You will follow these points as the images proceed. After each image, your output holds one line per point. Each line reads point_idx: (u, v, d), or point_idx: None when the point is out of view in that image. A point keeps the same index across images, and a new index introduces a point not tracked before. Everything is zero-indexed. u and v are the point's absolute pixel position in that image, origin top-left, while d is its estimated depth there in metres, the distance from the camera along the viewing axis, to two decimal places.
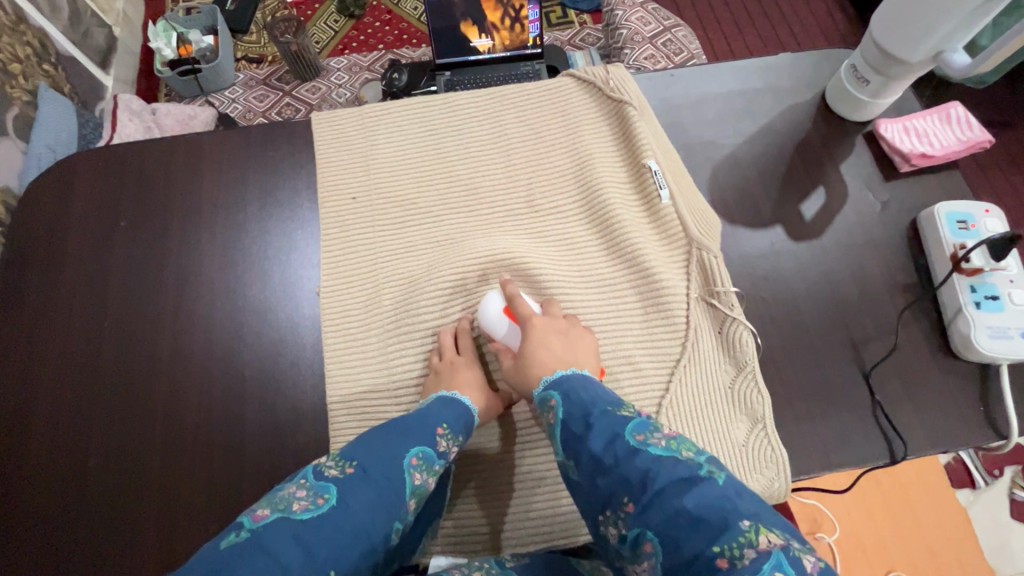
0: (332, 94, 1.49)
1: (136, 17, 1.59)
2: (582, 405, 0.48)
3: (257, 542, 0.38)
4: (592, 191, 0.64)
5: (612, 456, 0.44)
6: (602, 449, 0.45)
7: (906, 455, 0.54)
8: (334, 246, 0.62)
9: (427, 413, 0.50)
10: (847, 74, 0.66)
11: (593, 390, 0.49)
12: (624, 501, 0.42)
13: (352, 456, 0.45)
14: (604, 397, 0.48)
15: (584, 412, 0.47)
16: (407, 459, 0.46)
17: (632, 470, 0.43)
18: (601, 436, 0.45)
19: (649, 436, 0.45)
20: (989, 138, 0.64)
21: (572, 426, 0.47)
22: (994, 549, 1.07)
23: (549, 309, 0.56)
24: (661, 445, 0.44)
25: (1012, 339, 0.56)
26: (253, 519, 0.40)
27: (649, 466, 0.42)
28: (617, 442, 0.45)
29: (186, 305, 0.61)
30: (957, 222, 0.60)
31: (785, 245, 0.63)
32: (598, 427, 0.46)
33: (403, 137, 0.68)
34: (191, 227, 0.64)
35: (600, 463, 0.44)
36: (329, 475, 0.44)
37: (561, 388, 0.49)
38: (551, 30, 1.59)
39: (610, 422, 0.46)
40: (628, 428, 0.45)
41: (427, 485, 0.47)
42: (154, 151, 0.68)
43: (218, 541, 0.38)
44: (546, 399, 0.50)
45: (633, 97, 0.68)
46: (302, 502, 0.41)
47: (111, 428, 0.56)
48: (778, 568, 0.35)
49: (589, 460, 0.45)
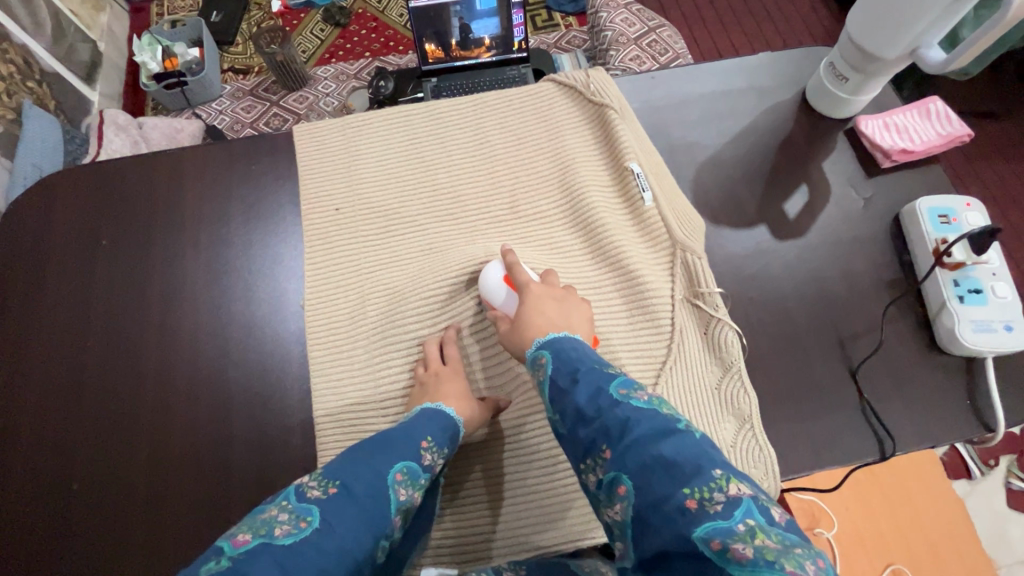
0: (319, 103, 1.49)
1: (121, 32, 1.59)
2: (569, 361, 0.47)
3: (239, 568, 0.37)
4: (575, 195, 0.64)
5: (595, 408, 0.43)
6: (587, 401, 0.44)
7: (894, 451, 0.54)
8: (318, 258, 0.62)
9: (412, 427, 0.49)
10: (826, 71, 0.66)
11: (583, 351, 0.48)
12: (602, 448, 0.42)
13: (336, 476, 0.45)
14: (592, 358, 0.48)
15: (571, 369, 0.46)
16: (392, 475, 0.46)
17: (613, 419, 0.42)
18: (586, 389, 0.44)
19: (632, 392, 0.44)
20: (968, 131, 0.65)
21: (558, 381, 0.46)
22: (992, 540, 1.08)
23: (546, 278, 0.56)
24: (644, 399, 0.43)
25: (995, 332, 0.56)
26: (233, 545, 0.39)
27: (629, 416, 0.42)
28: (601, 396, 0.44)
29: (171, 322, 0.60)
30: (939, 216, 0.61)
31: (770, 244, 0.63)
32: (584, 382, 0.45)
33: (385, 146, 0.68)
34: (175, 242, 0.64)
35: (581, 414, 0.44)
36: (312, 496, 0.43)
37: (552, 346, 0.49)
38: (536, 33, 1.59)
39: (596, 377, 0.45)
40: (612, 382, 0.45)
41: (413, 500, 0.47)
42: (137, 167, 0.68)
43: (197, 568, 0.37)
44: (536, 358, 0.49)
45: (613, 99, 0.68)
46: (284, 527, 0.40)
47: (99, 447, 0.56)
48: (748, 513, 0.35)
49: (572, 411, 0.44)
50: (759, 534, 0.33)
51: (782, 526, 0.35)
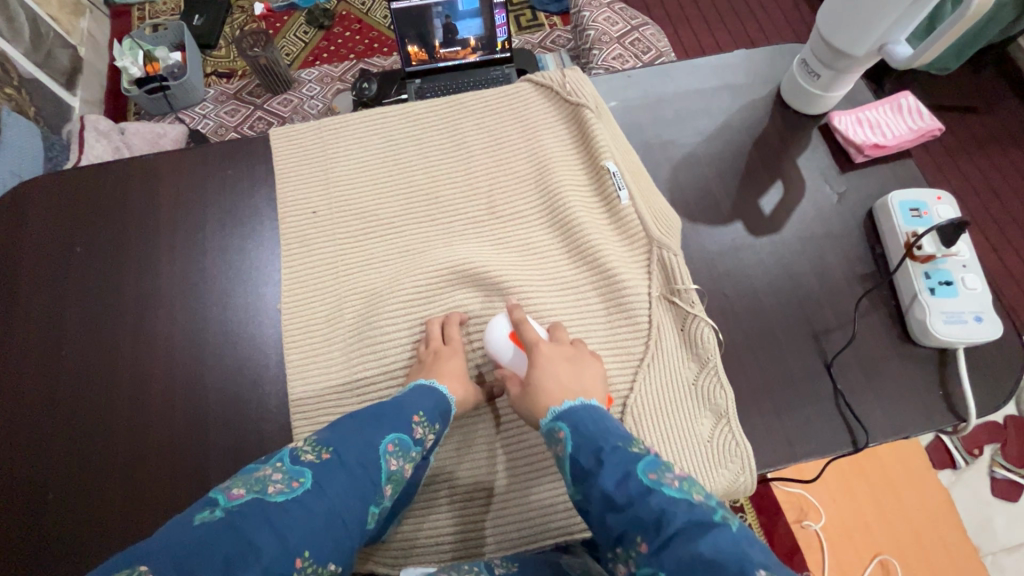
0: (303, 106, 1.48)
1: (102, 37, 1.58)
2: (592, 439, 0.47)
3: (231, 523, 0.38)
4: (552, 195, 0.64)
5: (624, 495, 0.42)
6: (615, 487, 0.43)
7: (868, 443, 0.54)
8: (295, 261, 0.62)
9: (404, 402, 0.51)
10: (799, 69, 0.67)
11: (605, 424, 0.48)
12: (636, 540, 0.41)
13: (329, 442, 0.45)
14: (616, 434, 0.47)
15: (595, 448, 0.46)
16: (384, 445, 0.47)
17: (646, 509, 0.41)
18: (613, 472, 0.44)
19: (662, 476, 0.43)
20: (938, 125, 0.66)
21: (583, 463, 0.46)
22: (976, 528, 1.09)
23: (555, 334, 0.56)
24: (676, 486, 0.42)
25: (966, 323, 0.57)
26: (228, 498, 0.40)
27: (663, 507, 0.41)
28: (630, 480, 0.43)
29: (148, 329, 0.60)
30: (910, 210, 0.61)
31: (745, 240, 0.64)
32: (610, 463, 0.45)
33: (362, 149, 0.68)
34: (151, 249, 0.64)
35: (611, 501, 0.43)
36: (305, 460, 0.44)
37: (571, 420, 0.49)
38: (521, 33, 1.59)
39: (623, 458, 0.45)
40: (640, 465, 0.44)
41: (403, 471, 0.48)
42: (112, 173, 0.67)
43: (190, 518, 0.38)
44: (555, 432, 0.49)
45: (589, 99, 0.69)
46: (276, 486, 0.41)
47: (76, 456, 0.55)
48: None
49: (600, 496, 0.44)
50: None
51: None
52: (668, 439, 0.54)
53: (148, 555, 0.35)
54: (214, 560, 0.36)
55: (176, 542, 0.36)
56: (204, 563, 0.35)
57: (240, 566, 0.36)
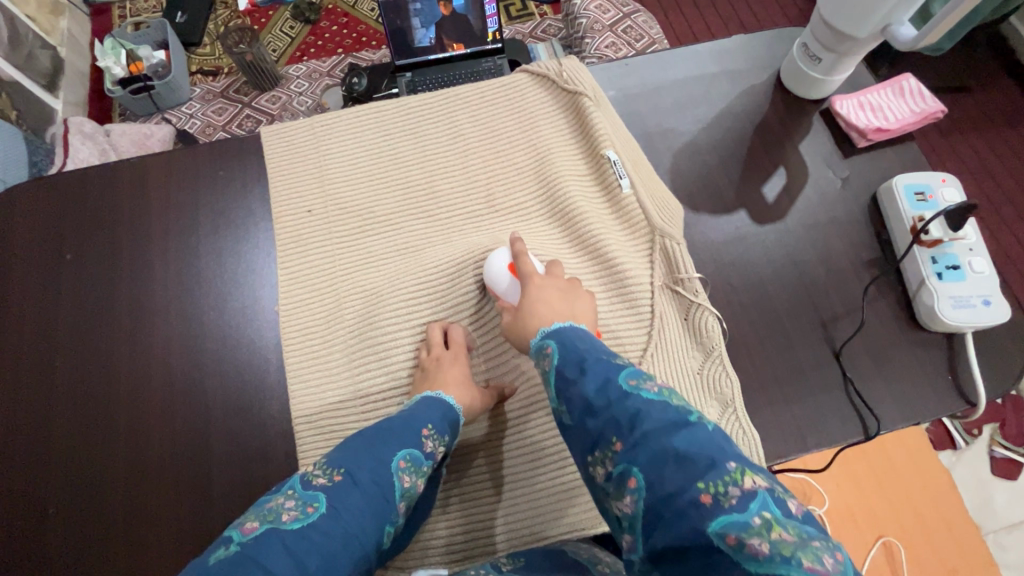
0: (293, 103, 1.46)
1: (82, 37, 1.54)
2: (576, 351, 0.46)
3: (248, 554, 0.37)
4: (552, 185, 0.63)
5: (603, 399, 0.42)
6: (595, 392, 0.42)
7: (879, 431, 0.54)
8: (291, 262, 0.61)
9: (413, 415, 0.49)
10: (799, 53, 0.66)
11: (591, 342, 0.47)
12: (612, 440, 0.40)
13: (340, 464, 0.45)
14: (598, 348, 0.47)
15: (579, 359, 0.45)
16: (395, 461, 0.46)
17: (623, 411, 0.40)
18: (595, 379, 0.43)
19: (641, 381, 0.43)
20: (941, 107, 0.65)
21: (564, 371, 0.45)
22: (977, 506, 1.10)
23: (552, 269, 0.55)
24: (655, 390, 0.42)
25: (974, 307, 0.56)
26: (241, 532, 0.39)
27: (640, 407, 0.40)
28: (610, 386, 0.42)
29: (143, 338, 0.58)
30: (915, 194, 0.61)
31: (749, 229, 0.63)
32: (593, 371, 0.43)
33: (356, 144, 0.66)
34: (142, 255, 0.62)
35: (589, 406, 0.42)
36: (317, 484, 0.43)
37: (559, 337, 0.48)
38: (511, 22, 1.57)
39: (604, 367, 0.44)
40: (620, 373, 0.43)
41: (416, 487, 0.47)
42: (97, 176, 0.65)
43: (207, 556, 0.37)
44: (542, 347, 0.48)
45: (587, 87, 0.67)
46: (290, 513, 0.41)
47: (74, 470, 0.54)
48: (765, 508, 0.34)
49: (581, 402, 0.43)
50: (776, 530, 0.32)
51: (798, 517, 0.34)
52: None
53: None
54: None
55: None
56: None
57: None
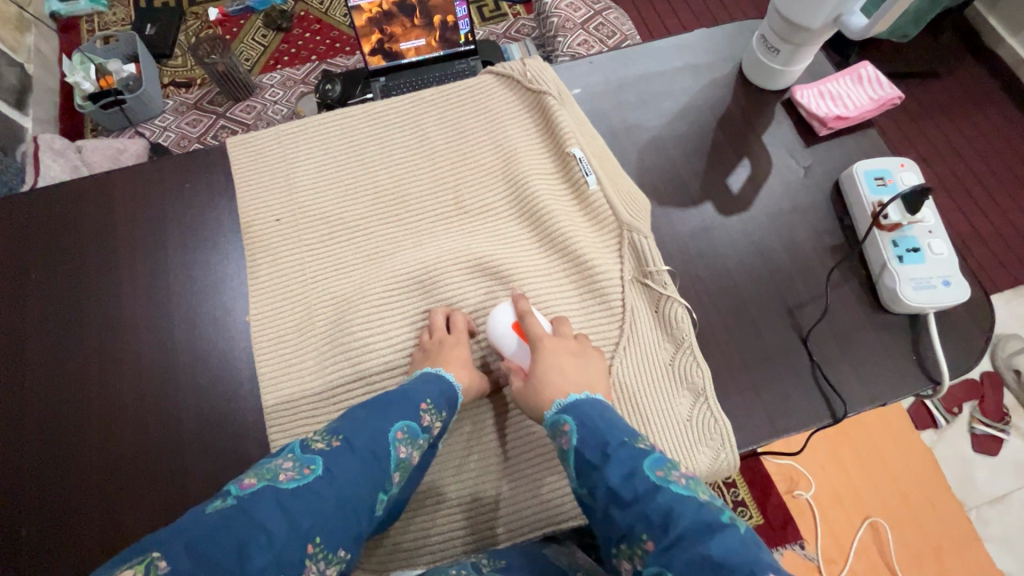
0: (268, 112, 1.45)
1: (50, 53, 1.52)
2: (597, 432, 0.48)
3: (244, 510, 0.37)
4: (519, 185, 0.63)
5: (631, 491, 0.44)
6: (622, 483, 0.44)
7: (846, 413, 0.55)
8: (261, 271, 0.61)
9: (411, 390, 0.50)
10: (758, 45, 0.67)
11: (609, 418, 0.49)
12: (643, 538, 0.42)
13: (338, 430, 0.45)
14: (621, 428, 0.48)
15: (601, 443, 0.47)
16: (392, 432, 0.47)
17: (655, 510, 0.42)
18: (620, 470, 0.45)
19: (668, 473, 0.44)
20: (898, 93, 0.66)
21: (587, 455, 0.47)
22: (960, 483, 1.12)
23: (557, 327, 0.56)
24: (682, 484, 0.44)
25: (935, 288, 0.57)
26: (239, 487, 0.39)
27: (671, 506, 0.42)
28: (636, 477, 0.44)
29: (112, 355, 0.58)
30: (875, 179, 0.62)
31: (715, 220, 0.64)
32: (617, 458, 0.45)
33: (323, 152, 0.66)
34: (109, 271, 0.61)
35: (617, 496, 0.44)
36: (315, 448, 0.44)
37: (575, 413, 0.50)
38: (484, 23, 1.57)
39: (628, 455, 0.46)
40: (646, 462, 0.45)
41: (412, 458, 0.47)
42: (60, 193, 0.64)
43: (204, 507, 0.37)
44: (558, 423, 0.50)
45: (551, 85, 0.68)
46: (288, 473, 0.41)
47: (44, 491, 0.53)
48: None
49: (605, 491, 0.45)
50: None
51: None
52: (647, 419, 0.54)
53: (161, 543, 0.35)
54: (227, 549, 0.35)
55: (187, 530, 0.35)
56: (216, 554, 0.35)
57: (252, 553, 0.36)
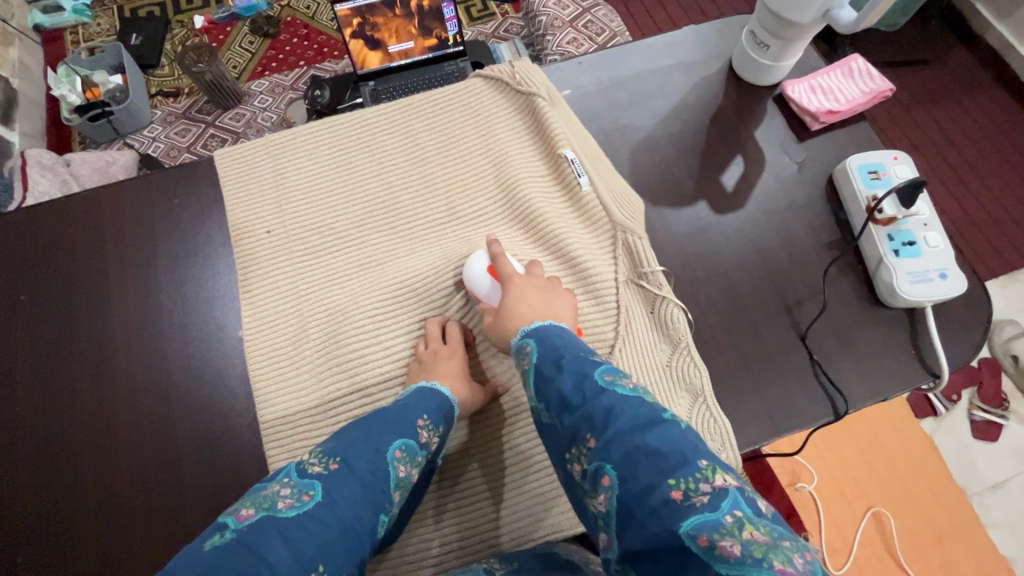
0: (257, 119, 1.44)
1: (34, 66, 1.50)
2: (555, 350, 0.47)
3: (246, 542, 0.36)
4: (511, 189, 0.63)
5: (580, 396, 0.44)
6: (572, 390, 0.44)
7: (847, 409, 0.55)
8: (253, 285, 0.60)
9: (407, 405, 0.50)
10: (748, 41, 0.66)
11: (567, 339, 0.49)
12: (586, 437, 0.41)
13: (335, 452, 0.44)
14: (577, 346, 0.48)
15: (556, 357, 0.47)
16: (390, 451, 0.46)
17: (598, 409, 0.42)
18: (572, 378, 0.45)
19: (617, 379, 0.45)
20: (889, 86, 0.66)
21: (543, 369, 0.46)
22: (961, 469, 1.13)
23: (531, 268, 0.56)
24: (629, 388, 0.44)
25: (932, 282, 0.57)
26: (236, 519, 0.38)
27: (614, 404, 0.42)
28: (585, 383, 0.44)
29: (105, 376, 0.57)
30: (869, 173, 0.62)
31: (710, 219, 0.63)
32: (569, 369, 0.45)
33: (312, 161, 0.66)
34: (99, 290, 0.60)
35: (567, 402, 0.44)
36: (313, 472, 0.42)
37: (537, 335, 0.49)
38: (473, 23, 1.56)
39: (581, 365, 0.46)
40: (597, 369, 0.45)
41: (411, 476, 0.47)
42: (47, 212, 0.64)
43: (201, 542, 0.36)
44: (522, 347, 0.49)
45: (540, 87, 0.67)
46: (287, 501, 0.40)
47: (41, 516, 0.53)
48: (735, 506, 0.35)
49: (558, 400, 0.44)
50: (746, 529, 0.34)
51: (768, 520, 0.36)
52: None
53: None
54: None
55: (189, 567, 0.34)
56: None
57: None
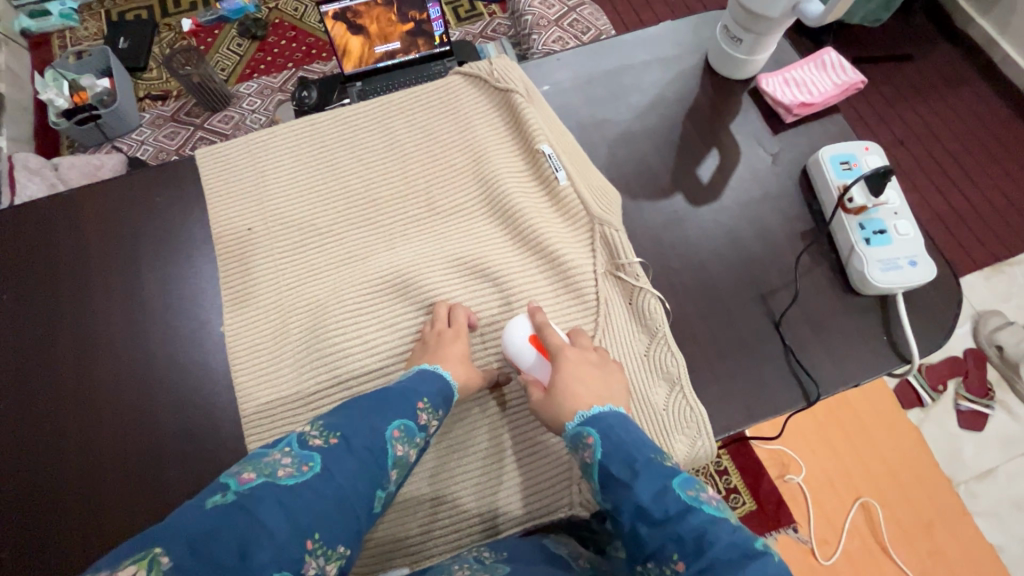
0: (246, 121, 1.45)
1: (22, 70, 1.50)
2: (625, 449, 0.46)
3: (244, 506, 0.37)
4: (489, 184, 0.64)
5: (661, 510, 0.42)
6: (652, 501, 0.43)
7: (820, 395, 0.56)
8: (235, 282, 0.61)
9: (408, 387, 0.50)
10: (722, 36, 0.67)
11: (636, 434, 0.47)
12: (673, 557, 0.41)
13: (337, 427, 0.45)
14: (647, 444, 0.47)
15: (629, 458, 0.45)
16: (390, 431, 0.46)
17: (688, 531, 0.41)
18: (650, 487, 0.43)
19: (699, 494, 0.43)
20: (860, 78, 0.67)
21: (614, 471, 0.45)
22: (950, 461, 1.12)
23: (574, 339, 0.55)
24: (713, 506, 0.43)
25: (902, 269, 0.58)
26: (238, 482, 0.39)
27: (704, 528, 0.41)
28: (667, 496, 0.43)
29: (87, 374, 0.58)
30: (841, 163, 0.63)
31: (686, 211, 0.64)
32: (645, 476, 0.44)
33: (293, 159, 0.66)
34: (81, 289, 0.61)
35: (647, 514, 0.43)
36: (314, 444, 0.43)
37: (600, 426, 0.47)
38: (460, 24, 1.57)
39: (659, 475, 0.44)
40: (677, 482, 0.44)
41: (409, 457, 0.47)
42: (29, 212, 0.64)
43: (202, 501, 0.37)
44: (581, 435, 0.48)
45: (518, 83, 0.68)
46: (287, 470, 0.41)
47: (23, 513, 0.53)
48: None
49: (636, 509, 0.43)
50: None
51: None
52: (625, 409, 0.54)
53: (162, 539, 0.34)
54: (229, 547, 0.35)
55: (192, 525, 0.35)
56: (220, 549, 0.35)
57: (254, 549, 0.36)
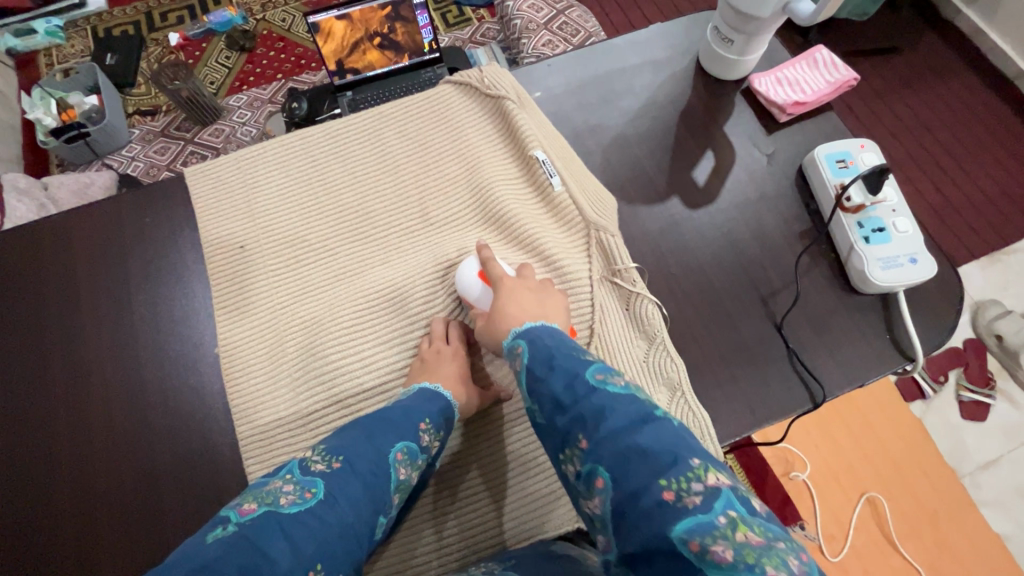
0: (236, 134, 1.44)
1: (9, 90, 1.48)
2: (547, 350, 0.47)
3: (246, 537, 0.36)
4: (484, 193, 0.63)
5: (571, 397, 0.44)
6: (564, 390, 0.44)
7: (825, 397, 0.55)
8: (230, 301, 0.60)
9: (410, 407, 0.49)
10: (712, 36, 0.67)
11: (559, 337, 0.49)
12: (580, 438, 0.42)
13: (339, 451, 0.44)
14: (568, 346, 0.48)
15: (546, 355, 0.47)
16: (392, 454, 0.45)
17: (590, 407, 0.42)
18: (563, 377, 0.45)
19: (609, 378, 0.45)
20: (853, 75, 0.67)
21: (534, 369, 0.47)
22: (953, 450, 1.13)
23: (522, 271, 0.56)
24: (621, 386, 0.44)
25: (902, 267, 0.58)
26: (239, 514, 0.39)
27: (605, 404, 0.42)
28: (577, 382, 0.44)
29: (81, 401, 0.57)
30: (837, 162, 0.62)
31: (683, 214, 0.64)
32: (561, 368, 0.45)
33: (284, 174, 0.65)
34: (73, 313, 0.60)
35: (559, 402, 0.44)
36: (315, 470, 0.42)
37: (527, 336, 0.49)
38: (449, 30, 1.56)
39: (572, 365, 0.46)
40: (589, 368, 0.45)
41: (411, 479, 0.47)
42: (17, 237, 0.63)
43: (204, 535, 0.37)
44: (513, 348, 0.50)
45: (509, 90, 0.68)
46: (289, 497, 0.40)
47: (20, 545, 0.52)
48: (727, 506, 0.35)
49: (550, 399, 0.45)
50: (739, 527, 0.34)
51: (761, 518, 0.36)
52: None
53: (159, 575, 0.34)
54: None
55: (191, 559, 0.35)
56: None
57: None
